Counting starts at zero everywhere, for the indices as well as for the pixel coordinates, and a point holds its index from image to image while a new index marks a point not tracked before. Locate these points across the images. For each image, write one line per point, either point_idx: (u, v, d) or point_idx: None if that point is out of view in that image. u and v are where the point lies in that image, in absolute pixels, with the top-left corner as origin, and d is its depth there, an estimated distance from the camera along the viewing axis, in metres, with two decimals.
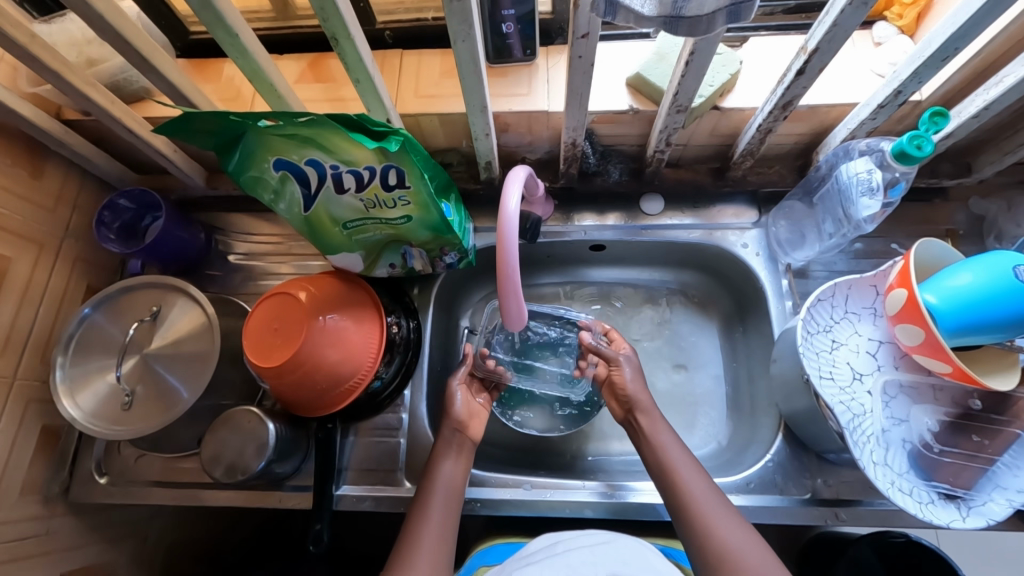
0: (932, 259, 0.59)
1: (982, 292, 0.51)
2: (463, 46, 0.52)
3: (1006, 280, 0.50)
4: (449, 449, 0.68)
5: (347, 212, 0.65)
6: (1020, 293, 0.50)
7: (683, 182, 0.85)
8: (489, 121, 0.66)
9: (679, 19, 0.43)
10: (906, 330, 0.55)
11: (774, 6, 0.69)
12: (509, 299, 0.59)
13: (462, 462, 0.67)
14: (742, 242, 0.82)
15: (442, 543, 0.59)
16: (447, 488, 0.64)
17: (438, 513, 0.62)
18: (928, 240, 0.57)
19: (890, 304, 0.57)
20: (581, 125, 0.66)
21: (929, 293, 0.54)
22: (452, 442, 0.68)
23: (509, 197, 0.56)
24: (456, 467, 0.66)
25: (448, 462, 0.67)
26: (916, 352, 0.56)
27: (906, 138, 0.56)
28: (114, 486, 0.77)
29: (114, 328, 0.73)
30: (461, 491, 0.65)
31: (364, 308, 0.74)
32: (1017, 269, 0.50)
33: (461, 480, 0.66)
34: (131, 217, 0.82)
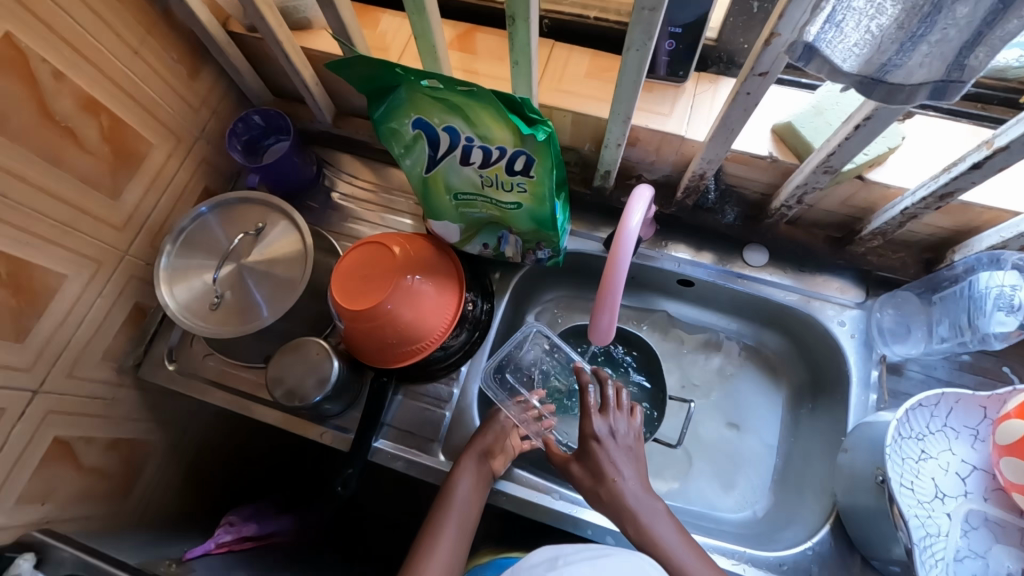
0: None
1: None
2: (634, 55, 0.51)
3: None
4: (467, 471, 0.70)
5: (463, 183, 0.67)
6: None
7: (792, 241, 0.81)
8: (626, 132, 0.65)
9: (879, 81, 0.41)
10: (1012, 465, 0.51)
11: None
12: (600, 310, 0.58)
13: (478, 482, 0.70)
14: (839, 319, 0.78)
15: (457, 547, 0.65)
16: (465, 504, 0.68)
17: (451, 519, 0.66)
18: None
19: (999, 433, 0.53)
20: (717, 159, 0.64)
21: None
22: (474, 465, 0.71)
23: (632, 214, 0.56)
24: (473, 481, 0.70)
25: (462, 486, 0.69)
26: (1017, 491, 0.51)
27: None
28: (179, 375, 0.82)
29: (220, 232, 0.77)
30: (477, 499, 0.69)
31: (447, 278, 0.76)
32: None
33: (476, 506, 0.69)
34: (257, 134, 0.86)
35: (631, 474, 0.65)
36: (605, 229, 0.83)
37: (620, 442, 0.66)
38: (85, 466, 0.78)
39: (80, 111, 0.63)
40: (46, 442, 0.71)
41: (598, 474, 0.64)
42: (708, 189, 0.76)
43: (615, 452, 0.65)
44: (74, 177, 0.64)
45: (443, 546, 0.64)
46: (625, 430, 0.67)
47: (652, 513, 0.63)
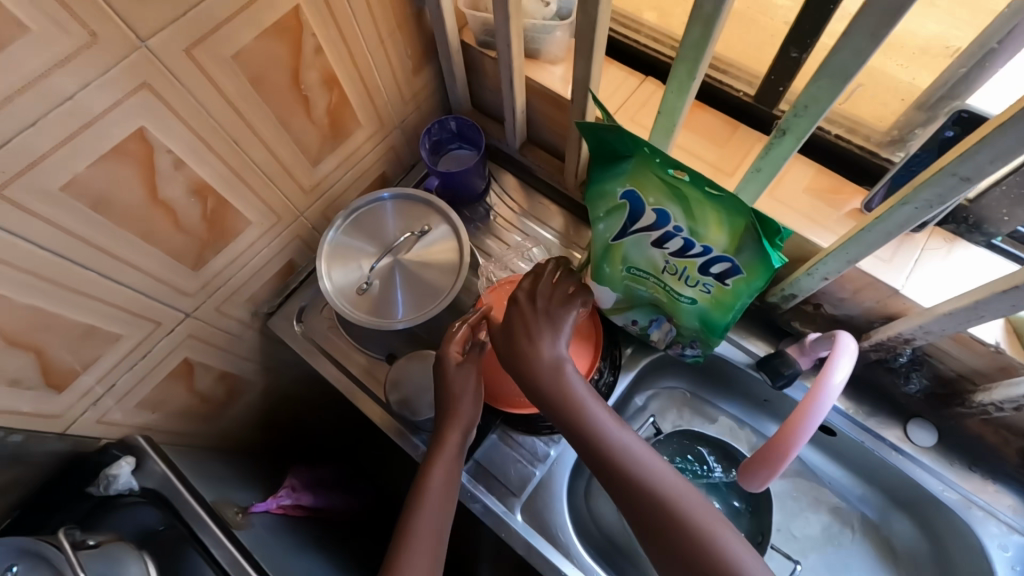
0: None
1: None
2: (905, 210, 0.47)
3: None
4: (443, 459, 0.64)
5: (644, 262, 0.64)
6: None
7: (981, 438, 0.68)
8: (842, 270, 0.58)
9: None
10: None
11: None
12: (777, 439, 0.57)
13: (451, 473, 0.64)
14: (1001, 541, 0.67)
15: (439, 525, 0.61)
16: (441, 490, 0.63)
17: (431, 514, 0.61)
18: None
19: None
20: (942, 333, 0.57)
21: None
22: (452, 454, 0.65)
23: (836, 370, 0.58)
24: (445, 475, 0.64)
25: (439, 477, 0.64)
26: None
27: None
28: (301, 337, 0.84)
29: (386, 223, 0.79)
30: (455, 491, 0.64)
31: (586, 342, 0.73)
32: None
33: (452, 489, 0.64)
34: (445, 139, 0.88)
35: (539, 337, 0.58)
36: (760, 345, 0.76)
37: (552, 314, 0.59)
38: (195, 390, 0.82)
39: (320, 83, 0.66)
40: (177, 361, 0.75)
41: (513, 341, 0.59)
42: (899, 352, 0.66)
43: (535, 315, 0.59)
44: (292, 139, 0.68)
45: (422, 544, 0.60)
46: (561, 329, 0.59)
47: (584, 396, 0.56)
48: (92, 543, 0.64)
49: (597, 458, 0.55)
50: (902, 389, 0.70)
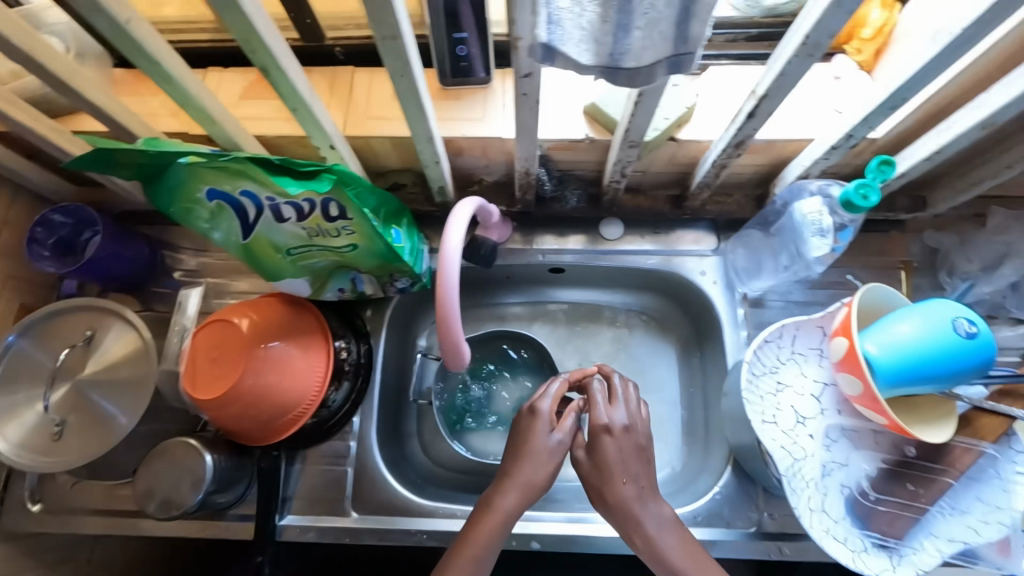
0: (877, 304, 0.58)
1: (926, 351, 0.51)
2: (401, 81, 0.49)
3: (946, 333, 0.51)
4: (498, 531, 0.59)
5: (288, 239, 0.63)
6: (961, 349, 0.51)
7: (640, 209, 0.82)
8: (439, 148, 0.63)
9: (618, 69, 0.41)
10: (848, 379, 0.56)
11: (737, 34, 0.72)
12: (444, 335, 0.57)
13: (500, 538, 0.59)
14: (700, 269, 0.81)
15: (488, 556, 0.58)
16: (491, 536, 0.59)
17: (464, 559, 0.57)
18: (874, 286, 0.57)
19: (834, 351, 0.57)
20: (533, 155, 0.63)
21: (870, 343, 0.54)
22: (505, 523, 0.60)
23: (450, 235, 0.55)
24: (510, 508, 0.60)
25: (484, 527, 0.59)
26: (857, 402, 0.56)
27: (853, 187, 0.53)
28: (49, 514, 0.74)
29: (43, 356, 0.69)
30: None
31: (311, 335, 0.72)
32: (955, 322, 0.52)
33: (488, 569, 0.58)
34: (66, 234, 0.78)
35: (637, 476, 0.61)
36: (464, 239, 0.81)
37: (642, 450, 0.63)
38: None
39: None
40: None
41: (632, 466, 0.61)
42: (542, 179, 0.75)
43: (626, 451, 0.62)
44: None
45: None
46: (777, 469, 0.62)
47: (681, 537, 0.59)
48: None
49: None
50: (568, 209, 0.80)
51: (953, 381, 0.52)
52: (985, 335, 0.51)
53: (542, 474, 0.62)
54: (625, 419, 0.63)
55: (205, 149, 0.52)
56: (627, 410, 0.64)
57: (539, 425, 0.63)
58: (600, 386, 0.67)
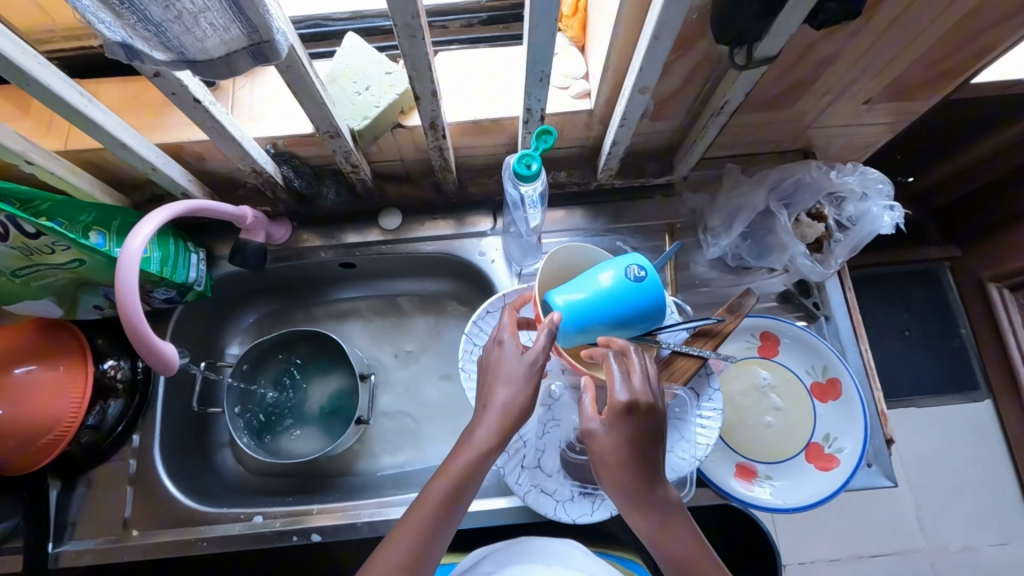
0: (577, 258, 0.61)
1: (600, 301, 0.54)
2: (34, 88, 0.49)
3: (623, 283, 0.54)
4: (459, 485, 0.51)
5: (3, 261, 0.62)
6: (632, 296, 0.54)
7: (404, 197, 0.83)
8: (147, 154, 0.62)
9: (193, 62, 0.42)
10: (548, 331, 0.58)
11: (471, 18, 0.74)
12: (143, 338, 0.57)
13: (466, 486, 0.52)
14: (480, 250, 0.84)
15: (444, 520, 0.51)
16: (448, 489, 0.51)
17: (419, 508, 0.51)
18: (570, 245, 0.60)
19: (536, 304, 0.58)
20: (246, 152, 0.63)
21: (560, 297, 0.55)
22: (470, 475, 0.52)
23: (135, 237, 0.55)
24: (486, 449, 0.52)
25: (475, 471, 0.52)
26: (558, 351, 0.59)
27: (515, 159, 0.56)
28: None
29: None
30: (447, 528, 0.51)
31: (66, 355, 0.71)
32: (633, 273, 0.54)
33: (452, 515, 0.52)
34: None
35: (647, 460, 0.47)
36: None
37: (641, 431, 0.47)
38: None
39: None
40: None
41: (638, 452, 0.47)
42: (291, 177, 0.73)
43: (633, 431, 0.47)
44: None
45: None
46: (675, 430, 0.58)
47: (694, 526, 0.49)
48: None
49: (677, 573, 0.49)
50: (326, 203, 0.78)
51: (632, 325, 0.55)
52: (653, 279, 0.55)
53: (522, 400, 0.53)
54: (636, 390, 0.48)
55: None
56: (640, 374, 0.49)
57: (505, 353, 0.54)
58: (636, 359, 0.50)
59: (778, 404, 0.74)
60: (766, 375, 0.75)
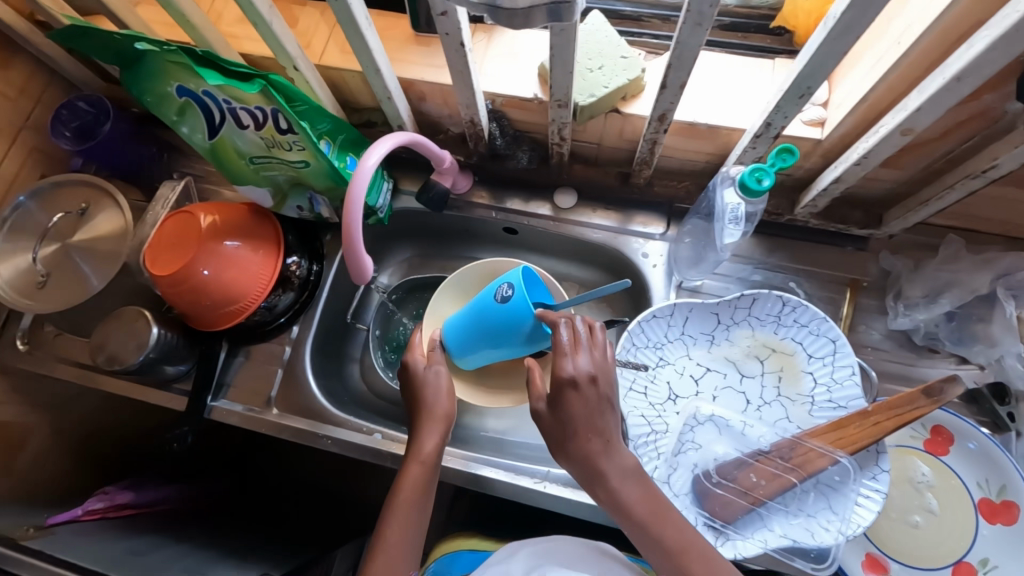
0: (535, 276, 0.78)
1: (470, 315, 0.71)
2: (338, 5, 0.55)
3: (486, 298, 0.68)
4: (418, 459, 0.64)
5: (250, 147, 0.71)
6: (488, 309, 0.68)
7: (587, 180, 0.83)
8: (389, 84, 0.68)
9: (497, 8, 0.44)
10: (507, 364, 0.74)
11: (711, 21, 0.72)
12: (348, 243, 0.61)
13: (432, 468, 0.65)
14: (643, 251, 0.83)
15: (415, 507, 0.63)
16: (420, 479, 0.64)
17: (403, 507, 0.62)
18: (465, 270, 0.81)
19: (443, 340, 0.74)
20: (474, 103, 0.66)
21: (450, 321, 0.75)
22: (429, 453, 0.65)
23: (373, 155, 0.60)
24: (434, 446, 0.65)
25: (416, 475, 0.64)
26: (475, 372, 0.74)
27: (748, 169, 0.54)
28: (33, 355, 0.86)
29: (42, 218, 0.80)
30: (427, 498, 0.64)
31: (264, 240, 0.80)
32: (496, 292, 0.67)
33: (429, 490, 0.64)
34: (89, 121, 0.88)
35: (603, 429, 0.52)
36: None
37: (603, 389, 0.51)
38: None
39: None
40: None
41: (596, 420, 0.51)
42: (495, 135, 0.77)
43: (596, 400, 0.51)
44: None
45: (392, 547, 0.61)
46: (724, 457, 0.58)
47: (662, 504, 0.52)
48: None
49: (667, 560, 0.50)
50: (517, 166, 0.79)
51: (494, 338, 0.69)
52: (517, 295, 0.65)
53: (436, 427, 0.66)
54: (584, 368, 0.52)
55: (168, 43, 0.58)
56: (594, 357, 0.53)
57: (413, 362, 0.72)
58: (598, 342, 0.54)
59: (933, 506, 0.67)
60: (926, 471, 0.68)
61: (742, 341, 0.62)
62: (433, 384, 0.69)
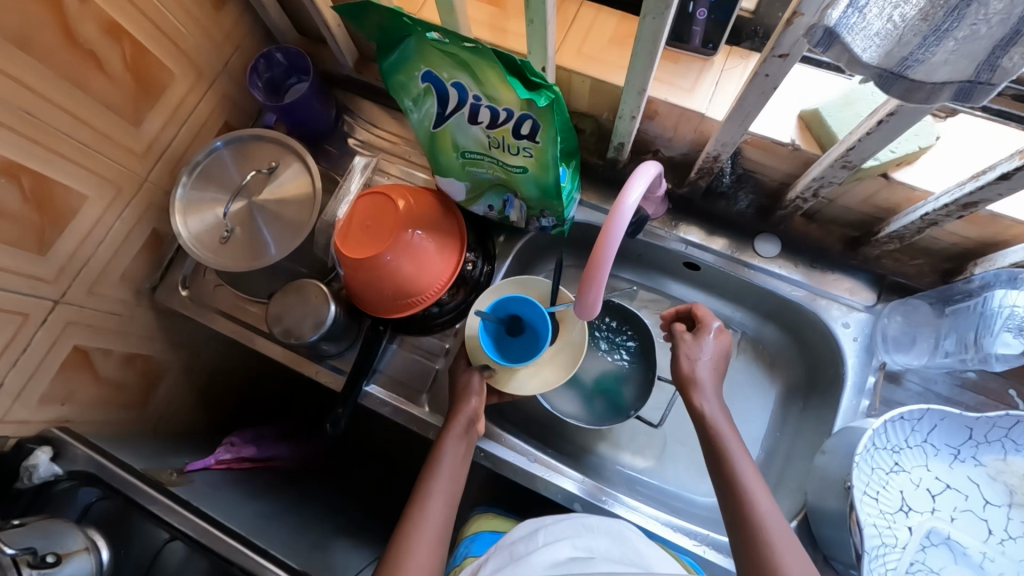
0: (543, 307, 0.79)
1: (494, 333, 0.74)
2: (650, 23, 0.49)
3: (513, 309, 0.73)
4: (453, 434, 0.68)
5: (469, 142, 0.65)
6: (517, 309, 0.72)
7: (807, 236, 0.78)
8: (641, 105, 0.63)
9: (899, 77, 0.38)
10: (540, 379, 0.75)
11: None
12: (586, 285, 0.55)
13: (465, 445, 0.68)
14: (843, 320, 0.74)
15: (444, 510, 0.63)
16: (450, 472, 0.66)
17: (438, 501, 0.63)
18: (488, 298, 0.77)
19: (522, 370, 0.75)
20: (733, 142, 0.62)
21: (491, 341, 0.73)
22: (461, 430, 0.69)
23: (631, 191, 0.53)
24: (459, 451, 0.68)
25: (449, 451, 0.67)
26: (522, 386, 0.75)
27: None
28: (191, 301, 0.86)
29: (234, 170, 0.79)
30: (462, 472, 0.67)
31: (449, 236, 0.76)
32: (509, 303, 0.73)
33: (463, 462, 0.67)
34: (279, 74, 0.86)
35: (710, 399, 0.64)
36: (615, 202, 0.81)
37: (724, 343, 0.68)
38: (103, 377, 0.81)
39: (103, 35, 0.64)
40: (67, 352, 0.74)
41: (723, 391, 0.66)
42: (724, 172, 0.75)
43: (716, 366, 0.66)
44: (97, 101, 0.66)
45: (435, 504, 0.63)
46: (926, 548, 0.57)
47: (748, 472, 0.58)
48: (17, 524, 0.63)
49: (722, 481, 0.59)
50: (734, 209, 0.79)
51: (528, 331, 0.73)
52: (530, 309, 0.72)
53: (461, 421, 0.69)
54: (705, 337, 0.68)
55: (445, 32, 0.55)
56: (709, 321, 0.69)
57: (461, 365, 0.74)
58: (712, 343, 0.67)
59: None
60: None
61: (989, 463, 0.57)
62: (467, 383, 0.72)
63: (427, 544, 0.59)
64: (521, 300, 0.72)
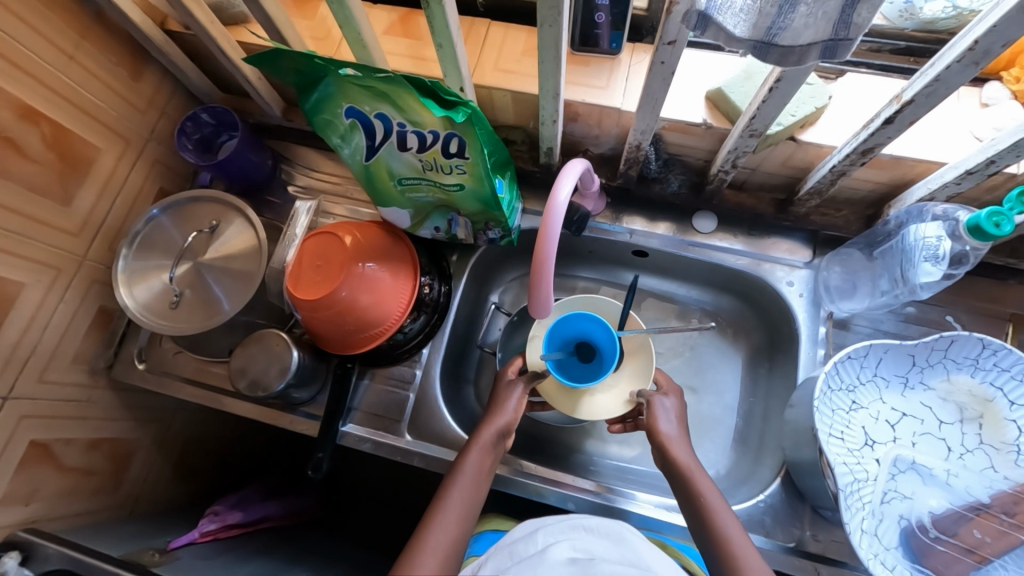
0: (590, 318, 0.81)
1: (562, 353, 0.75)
2: (549, 31, 0.52)
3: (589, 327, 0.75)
4: (478, 446, 0.67)
5: (404, 168, 0.67)
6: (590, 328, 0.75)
7: (740, 206, 0.82)
8: (559, 108, 0.66)
9: (771, 45, 0.42)
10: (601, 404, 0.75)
11: (883, 43, 0.64)
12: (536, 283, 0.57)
13: (490, 457, 0.67)
14: (787, 279, 0.78)
15: (464, 519, 0.61)
16: (470, 482, 0.64)
17: (451, 508, 0.61)
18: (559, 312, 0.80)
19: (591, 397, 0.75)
20: (650, 128, 0.65)
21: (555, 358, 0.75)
22: (489, 441, 0.68)
23: (561, 188, 0.55)
24: (481, 463, 0.66)
25: (473, 463, 0.66)
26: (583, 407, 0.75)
27: (986, 213, 0.56)
28: (151, 373, 0.84)
29: (175, 233, 0.79)
30: (484, 485, 0.65)
31: (402, 264, 0.77)
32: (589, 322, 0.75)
33: (488, 473, 0.66)
34: (209, 132, 0.86)
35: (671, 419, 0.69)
36: None
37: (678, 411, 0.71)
38: (67, 468, 0.78)
39: (18, 119, 0.63)
40: (23, 448, 0.71)
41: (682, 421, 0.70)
42: (650, 159, 0.79)
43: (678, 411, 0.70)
44: (21, 185, 0.65)
45: (451, 512, 0.61)
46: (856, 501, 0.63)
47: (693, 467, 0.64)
48: None
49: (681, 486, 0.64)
50: (668, 192, 0.83)
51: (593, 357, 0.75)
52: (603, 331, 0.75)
53: (489, 433, 0.68)
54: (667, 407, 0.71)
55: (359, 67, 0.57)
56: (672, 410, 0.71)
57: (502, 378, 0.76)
58: (670, 405, 0.70)
59: None
60: None
61: (938, 386, 0.60)
62: (508, 401, 0.72)
63: (442, 548, 0.57)
64: (592, 319, 0.75)
